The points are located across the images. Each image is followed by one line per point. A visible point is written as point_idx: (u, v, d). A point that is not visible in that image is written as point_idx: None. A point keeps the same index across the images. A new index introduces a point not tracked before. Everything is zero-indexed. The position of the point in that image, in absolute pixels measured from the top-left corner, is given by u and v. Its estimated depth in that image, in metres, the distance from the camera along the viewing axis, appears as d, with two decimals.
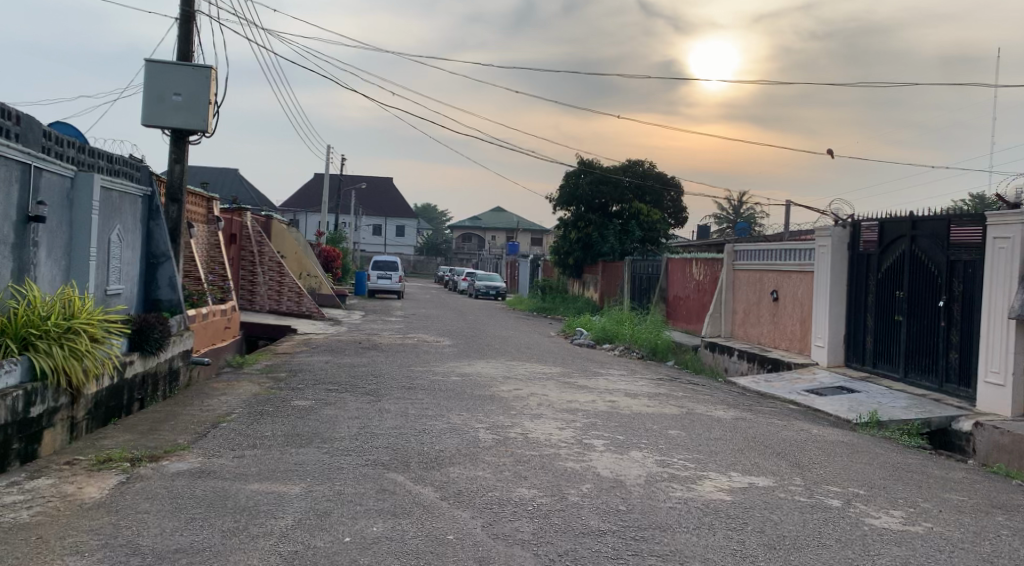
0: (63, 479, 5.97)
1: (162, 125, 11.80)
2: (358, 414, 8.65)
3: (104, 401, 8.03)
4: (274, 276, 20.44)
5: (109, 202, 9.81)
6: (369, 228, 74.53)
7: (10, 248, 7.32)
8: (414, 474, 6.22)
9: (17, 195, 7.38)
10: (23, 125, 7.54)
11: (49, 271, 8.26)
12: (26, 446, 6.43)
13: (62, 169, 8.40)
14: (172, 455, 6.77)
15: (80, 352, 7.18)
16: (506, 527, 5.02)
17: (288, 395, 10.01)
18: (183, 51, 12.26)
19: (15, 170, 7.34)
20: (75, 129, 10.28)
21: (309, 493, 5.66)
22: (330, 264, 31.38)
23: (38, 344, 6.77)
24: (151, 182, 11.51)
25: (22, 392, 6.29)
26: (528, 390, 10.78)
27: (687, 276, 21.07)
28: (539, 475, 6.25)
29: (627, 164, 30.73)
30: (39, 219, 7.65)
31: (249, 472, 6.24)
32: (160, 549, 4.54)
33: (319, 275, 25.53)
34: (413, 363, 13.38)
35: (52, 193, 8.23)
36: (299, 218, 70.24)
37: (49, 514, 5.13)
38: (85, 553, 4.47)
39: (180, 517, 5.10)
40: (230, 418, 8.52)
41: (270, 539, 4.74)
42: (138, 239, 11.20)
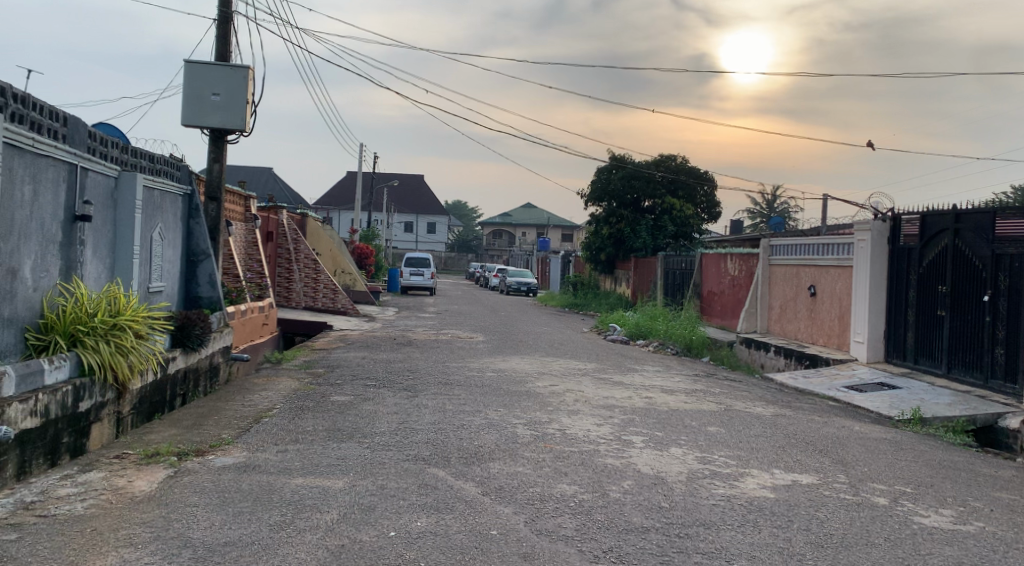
0: (114, 472, 6.11)
1: (201, 124, 11.97)
2: (397, 409, 8.73)
3: (148, 396, 8.17)
4: (310, 273, 20.64)
5: (150, 201, 9.99)
6: (400, 225, 75.27)
7: (59, 247, 7.47)
8: (454, 469, 6.27)
9: (65, 195, 7.52)
10: (69, 126, 7.65)
11: (95, 268, 8.42)
12: (76, 440, 6.59)
13: (106, 168, 8.54)
14: (217, 449, 6.89)
15: (126, 348, 7.34)
16: (549, 523, 5.04)
17: (327, 390, 10.12)
18: (223, 52, 12.44)
19: (63, 170, 7.48)
20: (117, 129, 10.48)
21: (353, 487, 5.73)
22: (363, 261, 31.70)
23: (86, 340, 6.97)
24: (191, 181, 11.67)
25: (71, 387, 6.47)
26: (565, 386, 10.79)
27: (721, 271, 20.92)
28: (580, 471, 6.26)
29: (660, 159, 30.25)
30: (86, 218, 7.81)
31: (294, 466, 6.34)
32: (211, 541, 4.63)
33: (353, 272, 25.89)
34: (447, 359, 13.41)
35: (97, 193, 8.39)
36: (332, 216, 70.87)
37: (102, 506, 5.26)
38: (139, 544, 4.57)
39: (229, 510, 5.20)
40: (271, 413, 8.62)
41: (317, 532, 4.81)
42: (179, 238, 11.39)
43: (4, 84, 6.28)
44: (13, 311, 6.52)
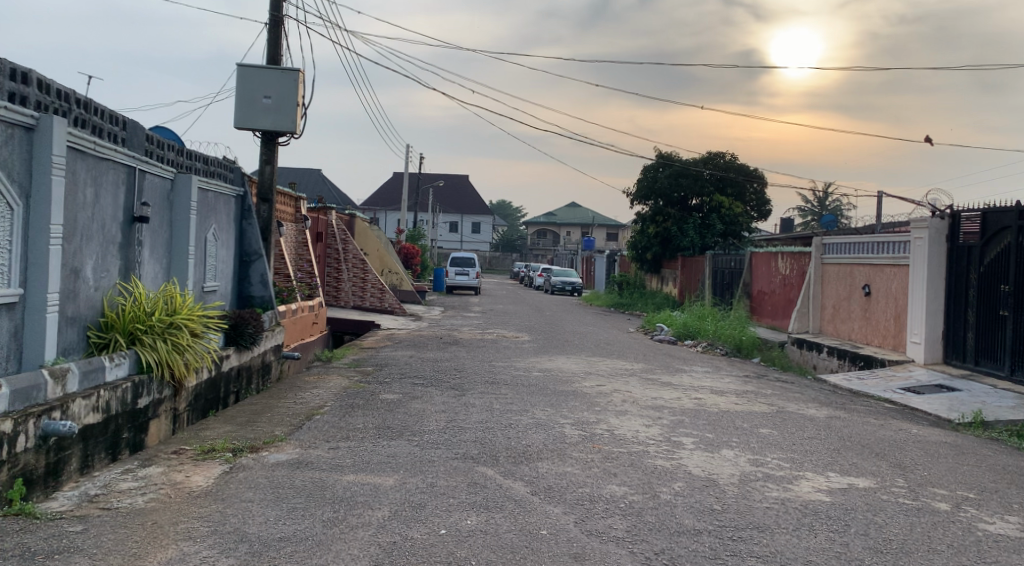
0: (172, 467, 6.26)
1: (252, 127, 12.16)
2: (445, 408, 8.78)
3: (203, 393, 8.35)
4: (358, 272, 20.87)
5: (205, 203, 10.20)
6: (446, 225, 75.70)
7: (118, 248, 7.66)
8: (503, 468, 6.28)
9: (124, 197, 7.71)
10: (128, 130, 7.85)
11: (152, 269, 8.62)
12: (135, 436, 6.76)
13: (163, 170, 8.74)
14: (270, 446, 7.00)
15: (182, 346, 7.51)
16: (599, 524, 5.01)
17: (376, 388, 10.22)
18: (273, 56, 12.64)
19: (122, 173, 7.67)
20: (173, 133, 10.73)
21: (404, 485, 5.78)
22: (409, 261, 31.93)
23: (144, 338, 7.15)
24: (243, 183, 11.89)
25: (130, 384, 6.64)
26: (612, 386, 10.73)
27: (772, 270, 20.60)
28: (629, 472, 6.22)
29: (709, 156, 29.76)
30: (144, 220, 8.00)
31: (346, 463, 6.42)
32: (266, 537, 4.71)
33: (399, 272, 26.10)
34: (494, 359, 13.44)
35: (155, 195, 8.60)
36: (379, 217, 71.53)
37: (162, 500, 5.38)
38: (197, 538, 4.67)
39: (283, 505, 5.28)
40: (322, 410, 8.74)
41: (369, 529, 4.86)
42: (232, 239, 11.61)
43: (67, 90, 6.48)
44: (75, 310, 6.72)
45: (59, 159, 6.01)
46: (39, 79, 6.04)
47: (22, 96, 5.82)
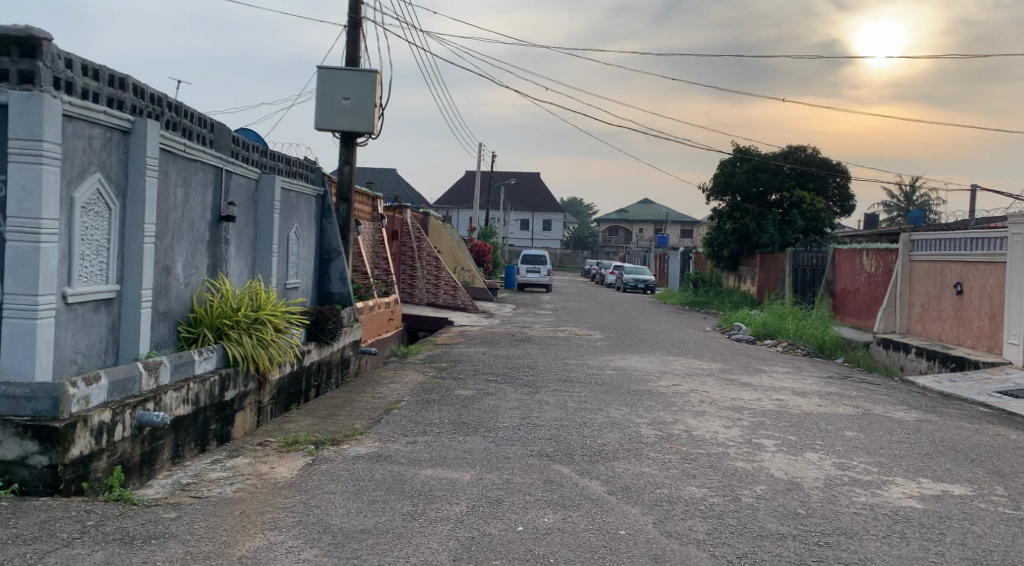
0: (258, 458, 6.44)
1: (331, 128, 12.40)
2: (519, 405, 8.80)
3: (286, 387, 8.57)
4: (432, 269, 21.11)
5: (287, 202, 10.46)
6: (518, 223, 75.88)
7: (207, 246, 7.92)
8: (579, 466, 6.25)
9: (212, 197, 7.97)
10: (216, 132, 8.12)
11: (238, 266, 8.89)
12: (223, 428, 6.99)
13: (248, 171, 9.00)
14: (350, 439, 7.14)
15: (266, 341, 7.72)
16: (679, 525, 4.94)
17: (451, 384, 10.32)
18: (352, 58, 12.88)
19: (210, 174, 7.93)
20: (257, 134, 11.04)
21: (480, 481, 5.81)
22: (481, 259, 32.10)
23: (231, 333, 7.38)
24: (323, 182, 12.15)
25: (218, 377, 6.86)
26: (689, 386, 10.56)
27: (856, 267, 19.94)
28: (709, 473, 6.11)
29: (788, 150, 29.33)
30: (230, 219, 8.24)
31: (423, 457, 6.50)
32: (348, 528, 4.80)
33: (472, 270, 26.27)
34: (568, 356, 13.40)
35: (240, 194, 8.87)
36: (452, 215, 72.17)
37: (249, 490, 5.55)
38: (282, 528, 4.80)
39: (364, 498, 5.37)
40: (399, 405, 8.87)
41: (447, 524, 4.90)
42: (313, 237, 11.88)
43: (160, 95, 6.72)
44: (167, 305, 6.98)
45: (152, 161, 6.24)
46: (135, 84, 6.28)
47: (120, 101, 6.07)
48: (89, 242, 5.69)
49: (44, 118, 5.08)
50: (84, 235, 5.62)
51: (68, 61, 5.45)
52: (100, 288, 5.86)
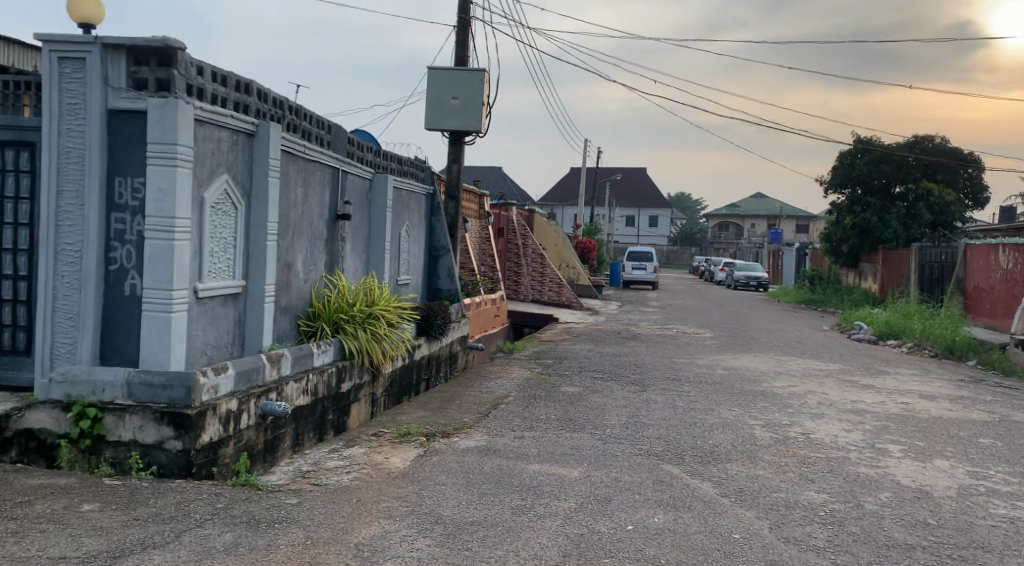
0: (373, 448, 6.65)
1: (441, 127, 12.61)
2: (627, 403, 8.73)
3: (398, 380, 8.79)
4: (537, 266, 21.20)
5: (398, 200, 10.72)
6: (624, 219, 75.19)
7: (324, 243, 8.21)
8: (690, 467, 6.14)
9: (329, 196, 8.26)
10: (333, 133, 8.41)
11: (353, 262, 9.18)
12: (339, 418, 7.25)
13: (363, 171, 9.28)
14: (460, 432, 7.26)
15: (380, 335, 7.94)
16: (797, 531, 4.78)
17: (557, 380, 10.34)
18: (461, 58, 13.07)
19: (328, 174, 8.21)
20: (370, 135, 11.36)
21: (589, 478, 5.80)
22: (586, 256, 31.98)
23: (347, 327, 7.63)
24: (432, 181, 12.39)
25: (335, 369, 7.12)
26: (806, 387, 10.21)
27: (991, 264, 18.75)
28: (828, 478, 5.88)
29: (914, 139, 27.66)
30: (346, 217, 8.52)
31: (531, 452, 6.54)
32: (459, 520, 4.88)
33: (577, 267, 26.22)
34: (676, 355, 13.19)
35: (355, 193, 9.15)
36: (557, 212, 72.20)
37: (365, 479, 5.74)
38: (396, 517, 4.93)
39: (474, 490, 5.46)
40: (507, 400, 8.96)
41: (556, 519, 4.91)
42: (423, 234, 12.13)
43: (282, 98, 7.02)
44: (288, 300, 7.29)
45: (274, 162, 6.52)
46: (259, 89, 6.59)
47: (245, 105, 6.38)
48: (218, 239, 6.00)
49: (179, 122, 5.39)
50: (213, 233, 5.93)
51: (199, 68, 5.77)
52: (228, 283, 6.17)
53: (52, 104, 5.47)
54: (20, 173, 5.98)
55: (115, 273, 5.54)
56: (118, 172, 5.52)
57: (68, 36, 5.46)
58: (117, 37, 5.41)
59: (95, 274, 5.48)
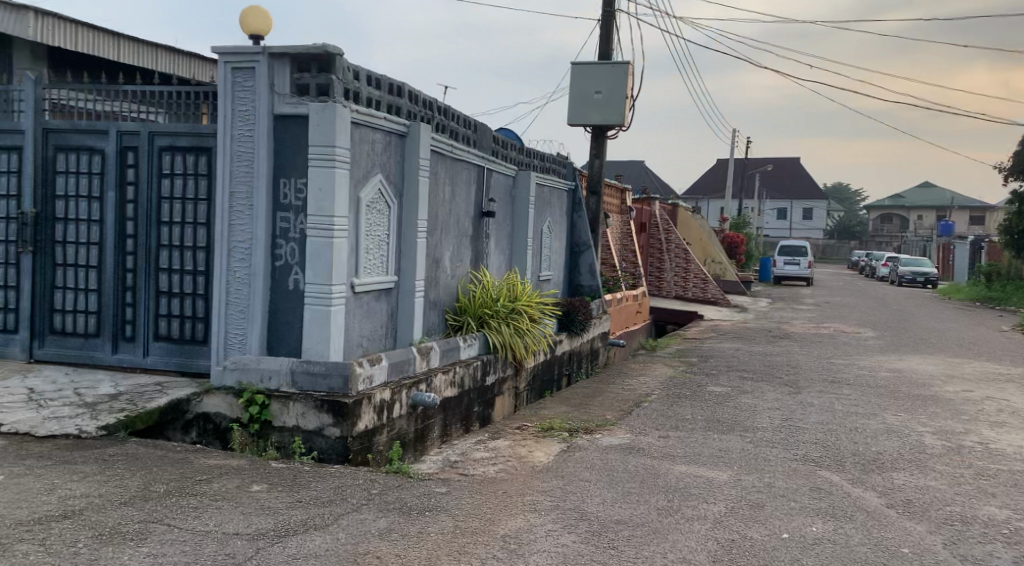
0: (517, 441, 6.73)
1: (584, 122, 12.56)
2: (779, 405, 8.39)
3: (540, 375, 8.87)
4: (681, 263, 20.79)
5: (541, 196, 10.79)
6: (775, 212, 72.33)
7: (470, 240, 8.37)
8: (850, 475, 5.82)
9: (475, 193, 8.42)
10: (478, 132, 8.57)
11: (497, 259, 9.32)
12: (484, 411, 7.41)
13: (506, 168, 9.40)
14: (603, 429, 7.23)
15: (523, 330, 8.04)
16: (973, 549, 4.44)
17: (703, 380, 10.09)
18: (604, 51, 12.98)
19: (473, 172, 8.37)
20: (514, 132, 11.50)
21: (740, 481, 5.62)
22: (733, 251, 30.99)
23: (491, 322, 7.77)
24: (574, 177, 12.38)
25: (480, 362, 7.28)
26: (981, 393, 9.45)
27: None
28: (1010, 493, 5.42)
29: None
30: (490, 214, 8.66)
31: (677, 453, 6.42)
32: (605, 518, 4.86)
33: (722, 261, 25.43)
34: (833, 355, 12.56)
35: (499, 191, 9.29)
36: (703, 206, 70.44)
37: (510, 472, 5.82)
38: (541, 511, 4.97)
39: (619, 489, 5.41)
40: (651, 398, 8.84)
41: (705, 522, 4.80)
42: (564, 230, 12.15)
43: (431, 99, 7.22)
44: (436, 296, 7.50)
45: (424, 161, 6.73)
46: (410, 91, 6.80)
47: (396, 107, 6.61)
48: (372, 237, 6.25)
49: (337, 125, 5.66)
50: (368, 231, 6.19)
51: (356, 73, 6.03)
52: (381, 278, 6.42)
53: (225, 112, 5.87)
54: (198, 176, 6.47)
55: (280, 268, 5.89)
56: (283, 174, 5.86)
57: (239, 47, 5.84)
58: (282, 47, 5.73)
59: (263, 270, 5.85)
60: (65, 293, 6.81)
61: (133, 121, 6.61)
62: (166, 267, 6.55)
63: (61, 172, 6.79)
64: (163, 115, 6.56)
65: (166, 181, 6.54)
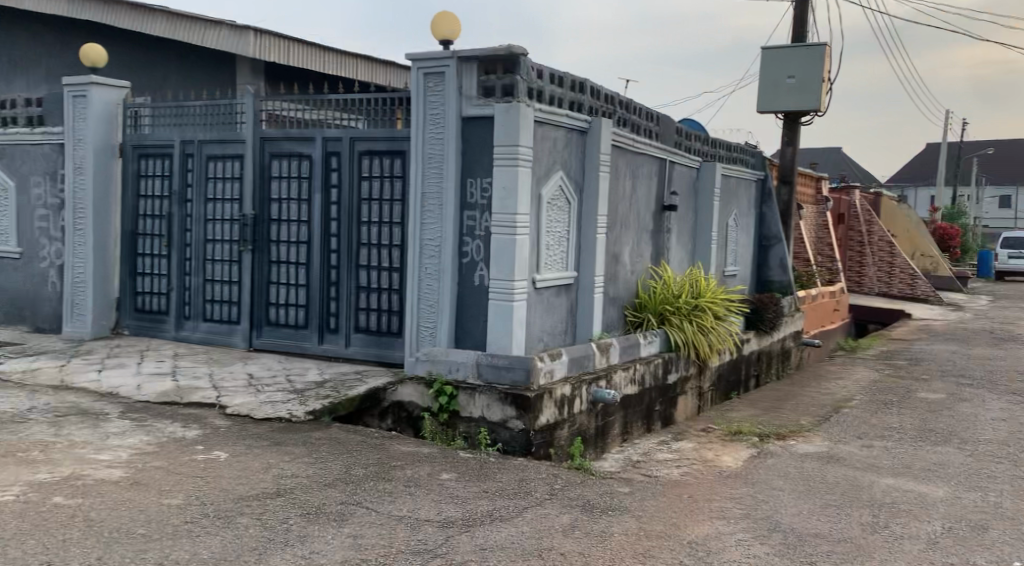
0: (703, 444, 6.57)
1: (775, 109, 12.00)
2: (1003, 416, 7.61)
3: (726, 375, 8.62)
4: (885, 257, 19.36)
5: (727, 188, 10.44)
6: (996, 200, 65.62)
7: (651, 234, 8.25)
8: None
9: (656, 187, 8.28)
10: (661, 124, 8.42)
11: (679, 253, 9.13)
12: (666, 409, 7.34)
13: (690, 160, 9.17)
14: (797, 435, 6.89)
15: (706, 328, 7.82)
16: None
17: (912, 385, 9.35)
18: (798, 34, 12.32)
19: (655, 165, 8.23)
20: (699, 123, 11.21)
21: (956, 500, 5.16)
22: (946, 243, 28.43)
23: (672, 319, 7.62)
24: (764, 167, 11.85)
25: (661, 360, 7.19)
26: None
27: None
28: None
29: None
30: (673, 208, 8.49)
31: (882, 464, 5.99)
32: (802, 531, 4.63)
33: (933, 256, 23.54)
34: None
35: (682, 184, 9.08)
36: (911, 194, 65.21)
37: (695, 475, 5.69)
38: (732, 519, 4.81)
39: (816, 500, 5.13)
40: (851, 403, 8.31)
41: (917, 543, 4.45)
42: (752, 223, 11.68)
43: (613, 94, 7.18)
44: (616, 291, 7.46)
45: (606, 157, 6.71)
46: (592, 87, 6.80)
47: (579, 104, 6.64)
48: (553, 233, 6.33)
49: (521, 124, 5.76)
50: (550, 228, 6.27)
51: (540, 72, 6.10)
52: (562, 274, 6.48)
53: (418, 116, 6.14)
54: (394, 178, 6.83)
55: (467, 265, 6.09)
56: (469, 174, 6.06)
57: (430, 54, 6.09)
58: (470, 51, 5.91)
59: (451, 267, 6.07)
60: (279, 287, 7.44)
61: (336, 128, 7.08)
62: (364, 264, 6.97)
63: (276, 177, 7.41)
64: (362, 121, 6.98)
65: (365, 183, 6.96)
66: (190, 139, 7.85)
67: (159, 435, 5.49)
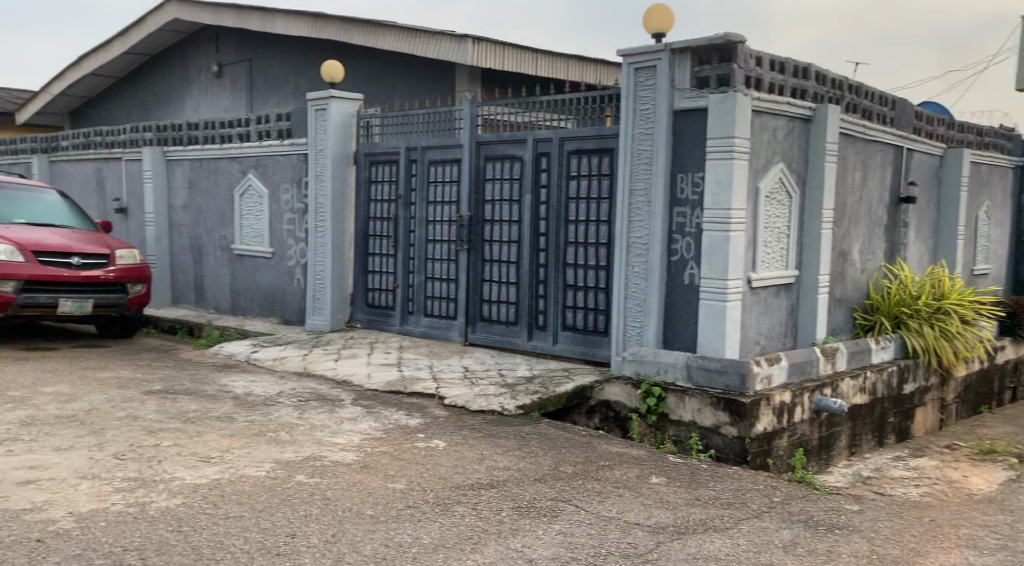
0: (947, 463, 5.94)
1: None
2: None
3: (975, 386, 7.73)
4: None
5: (976, 177, 9.36)
6: None
7: (885, 229, 7.56)
8: None
9: (891, 177, 7.58)
10: (898, 108, 7.68)
11: (918, 250, 8.30)
12: (902, 422, 6.71)
13: (932, 147, 8.31)
14: None
15: (951, 333, 7.02)
16: None
17: None
18: None
19: (890, 153, 7.53)
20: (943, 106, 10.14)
21: None
22: None
23: (910, 322, 6.93)
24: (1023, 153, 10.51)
25: (896, 368, 6.57)
26: None
27: None
28: None
29: None
30: (910, 199, 7.73)
31: None
32: None
33: None
34: None
35: (923, 173, 8.24)
36: None
37: (938, 497, 5.13)
38: (985, 550, 4.27)
39: None
40: None
41: None
42: (1008, 216, 10.40)
43: (842, 78, 6.64)
44: (843, 291, 6.91)
45: (834, 147, 6.22)
46: (817, 72, 6.33)
47: (802, 91, 6.20)
48: (772, 229, 5.97)
49: (737, 115, 5.49)
50: (767, 223, 5.92)
51: (758, 59, 5.76)
52: (781, 273, 6.10)
53: (628, 112, 6.04)
54: (603, 176, 6.78)
55: (677, 263, 5.90)
56: (680, 169, 5.86)
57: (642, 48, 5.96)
58: (683, 42, 5.71)
59: (660, 265, 5.91)
60: (492, 285, 7.63)
61: (547, 129, 7.15)
62: (573, 262, 6.98)
63: (489, 178, 7.61)
64: (572, 120, 6.98)
65: (575, 182, 6.96)
66: (414, 146, 8.27)
67: (386, 422, 5.82)
